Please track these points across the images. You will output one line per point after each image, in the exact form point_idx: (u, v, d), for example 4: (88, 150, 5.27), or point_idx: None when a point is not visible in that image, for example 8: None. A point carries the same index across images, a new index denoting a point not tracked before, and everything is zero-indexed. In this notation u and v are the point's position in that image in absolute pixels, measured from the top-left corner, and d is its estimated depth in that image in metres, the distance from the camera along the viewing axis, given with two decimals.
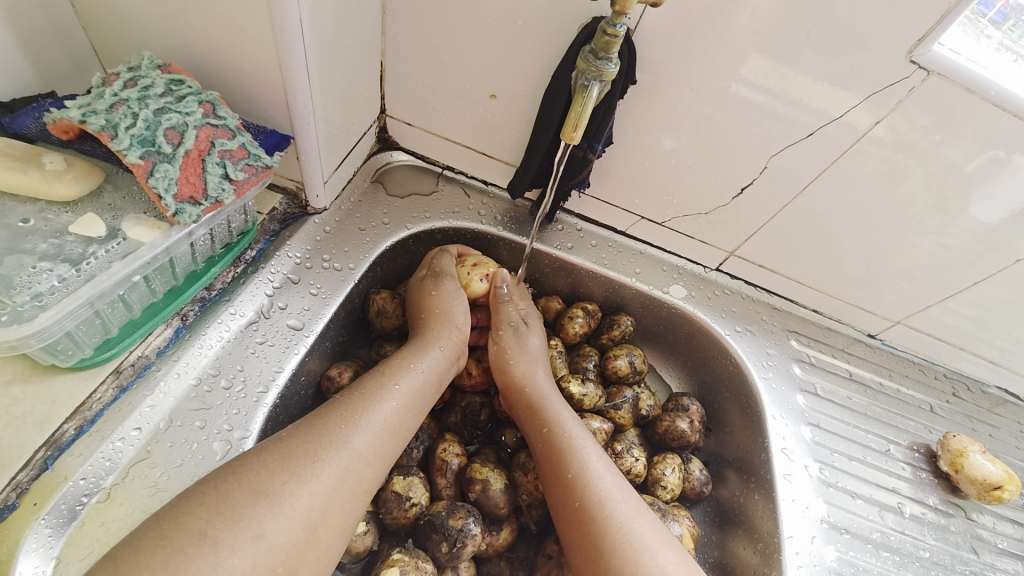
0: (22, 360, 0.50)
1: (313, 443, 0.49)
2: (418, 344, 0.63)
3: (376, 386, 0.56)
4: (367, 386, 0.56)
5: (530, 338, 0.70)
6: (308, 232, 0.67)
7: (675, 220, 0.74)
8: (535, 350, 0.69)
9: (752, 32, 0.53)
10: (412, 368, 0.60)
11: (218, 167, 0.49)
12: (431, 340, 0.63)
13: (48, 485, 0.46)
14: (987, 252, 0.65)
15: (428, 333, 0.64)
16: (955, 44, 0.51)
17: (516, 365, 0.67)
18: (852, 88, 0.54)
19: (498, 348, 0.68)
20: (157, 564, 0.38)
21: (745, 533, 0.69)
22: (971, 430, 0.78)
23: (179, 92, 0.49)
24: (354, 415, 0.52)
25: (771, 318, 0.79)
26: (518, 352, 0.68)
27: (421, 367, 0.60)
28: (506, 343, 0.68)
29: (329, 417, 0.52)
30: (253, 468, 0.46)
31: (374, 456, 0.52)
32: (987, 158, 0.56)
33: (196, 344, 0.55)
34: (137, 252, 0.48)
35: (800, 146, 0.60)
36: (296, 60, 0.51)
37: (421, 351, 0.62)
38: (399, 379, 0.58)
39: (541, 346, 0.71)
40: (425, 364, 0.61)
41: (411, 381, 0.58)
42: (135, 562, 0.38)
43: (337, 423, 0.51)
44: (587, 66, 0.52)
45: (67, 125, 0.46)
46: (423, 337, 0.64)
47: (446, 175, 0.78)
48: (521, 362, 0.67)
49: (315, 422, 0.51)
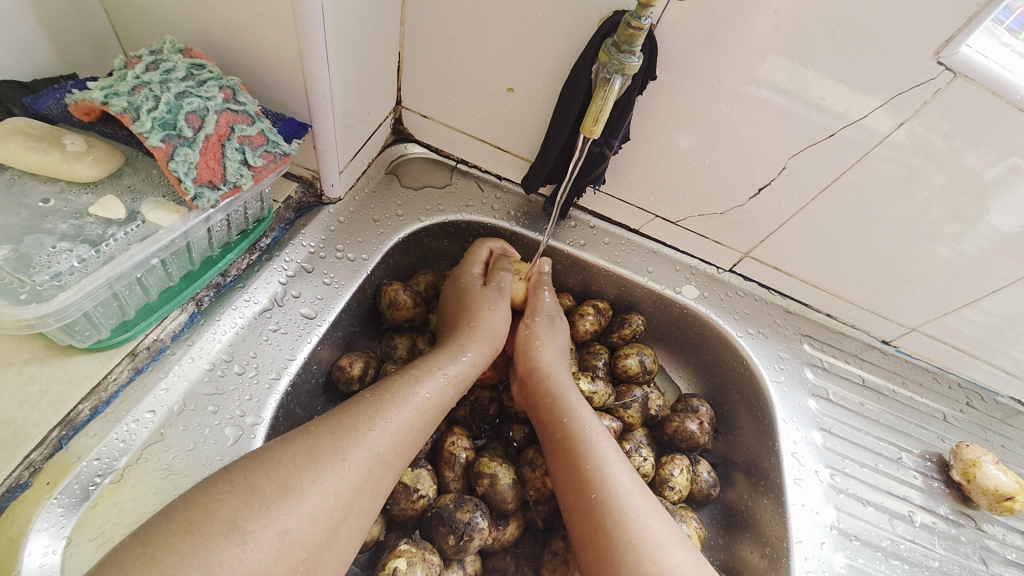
0: (40, 339, 0.50)
1: (341, 442, 0.49)
2: (453, 348, 0.63)
3: (405, 392, 0.56)
4: (396, 389, 0.55)
5: (555, 337, 0.70)
6: (323, 222, 0.67)
7: (689, 219, 0.73)
8: (560, 345, 0.70)
9: (776, 29, 0.52)
10: (444, 375, 0.59)
11: (237, 153, 0.49)
12: (466, 345, 0.63)
13: (61, 464, 0.46)
14: (1006, 261, 0.64)
15: (464, 337, 0.64)
16: (982, 47, 0.50)
17: (542, 356, 0.67)
18: (874, 90, 0.54)
19: (529, 332, 0.69)
20: (187, 550, 0.39)
21: (753, 537, 0.68)
22: (984, 440, 0.77)
23: (200, 76, 0.49)
24: (382, 418, 0.52)
25: (784, 321, 0.79)
26: (542, 353, 0.68)
27: (451, 373, 0.60)
28: (536, 328, 0.69)
29: (358, 421, 0.51)
30: (284, 462, 0.46)
31: (393, 457, 0.52)
32: (1008, 166, 0.55)
33: (211, 329, 0.56)
34: (156, 235, 0.48)
35: (821, 147, 0.59)
36: (316, 49, 0.51)
37: (456, 358, 0.62)
38: (428, 386, 0.57)
39: (565, 344, 0.70)
40: (456, 368, 0.61)
41: (438, 387, 0.58)
42: (165, 546, 0.39)
43: (365, 424, 0.51)
44: (609, 60, 0.51)
45: (89, 107, 0.46)
46: (457, 342, 0.63)
47: (460, 169, 0.78)
48: (547, 348, 0.68)
49: (340, 421, 0.51)
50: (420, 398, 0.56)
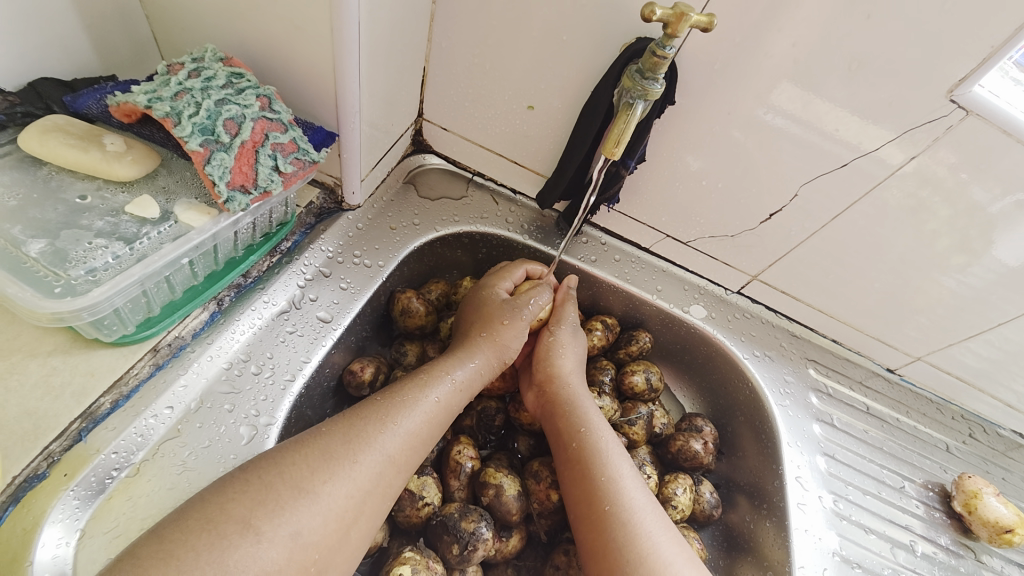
0: (65, 333, 0.51)
1: (353, 444, 0.50)
2: (462, 355, 0.63)
3: (414, 397, 0.56)
4: (405, 394, 0.56)
5: (575, 346, 0.71)
6: (342, 227, 0.68)
7: (700, 240, 0.75)
8: (578, 357, 0.70)
9: (793, 61, 0.54)
10: (453, 381, 0.60)
11: (270, 159, 0.51)
12: (475, 351, 0.64)
13: (80, 456, 0.47)
14: (1008, 294, 0.65)
15: (474, 343, 0.64)
16: (994, 87, 0.52)
17: (563, 364, 0.68)
18: (887, 124, 0.55)
19: (553, 340, 0.69)
20: (203, 548, 0.40)
21: (753, 561, 0.68)
22: (985, 472, 0.78)
23: (239, 85, 0.51)
24: (391, 422, 0.53)
25: (789, 345, 0.80)
26: (563, 362, 0.68)
27: (459, 380, 0.61)
28: (561, 336, 0.70)
29: (368, 422, 0.52)
30: (296, 463, 0.47)
31: (403, 467, 0.53)
32: (1014, 201, 0.57)
33: (229, 329, 0.57)
34: (187, 235, 0.49)
35: (833, 177, 0.61)
36: (350, 62, 0.53)
37: (464, 363, 0.62)
38: (437, 392, 0.58)
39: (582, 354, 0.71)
40: (464, 374, 0.61)
41: (447, 392, 0.59)
42: (183, 544, 0.40)
43: (375, 427, 0.52)
44: (633, 85, 0.53)
45: (130, 109, 0.48)
46: (467, 349, 0.64)
47: (476, 181, 0.79)
48: (568, 358, 0.69)
49: (353, 422, 0.51)
50: (429, 402, 0.57)
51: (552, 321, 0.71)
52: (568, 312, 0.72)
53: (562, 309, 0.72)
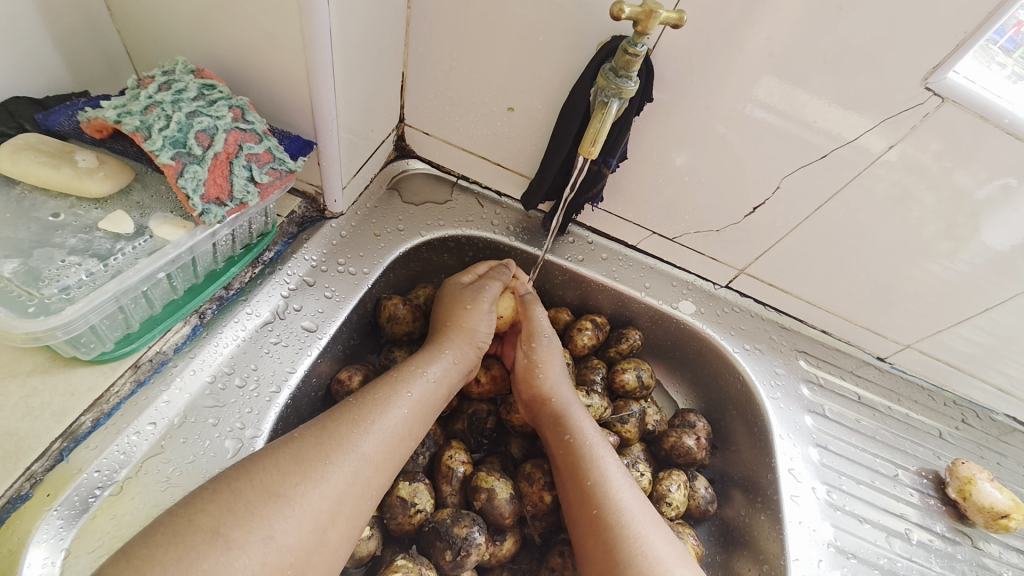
0: (43, 351, 0.51)
1: (324, 446, 0.50)
2: (434, 350, 0.63)
3: (388, 393, 0.56)
4: (379, 392, 0.56)
5: (554, 359, 0.68)
6: (325, 236, 0.68)
7: (686, 236, 0.75)
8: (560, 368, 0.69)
9: (768, 54, 0.54)
10: (426, 378, 0.60)
11: (245, 170, 0.51)
12: (446, 346, 0.64)
13: (62, 476, 0.46)
14: (996, 279, 0.65)
15: (445, 337, 0.65)
16: (970, 73, 0.52)
17: (546, 376, 0.67)
18: (864, 113, 0.55)
19: (529, 359, 0.68)
20: (169, 561, 0.39)
21: (750, 555, 0.68)
22: (980, 458, 0.78)
23: (211, 96, 0.51)
24: (365, 420, 0.53)
25: (779, 337, 0.79)
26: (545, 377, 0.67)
27: (432, 375, 0.61)
28: (537, 354, 0.68)
29: (340, 424, 0.52)
30: (266, 469, 0.46)
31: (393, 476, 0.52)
32: (998, 185, 0.57)
33: (212, 342, 0.56)
34: (163, 250, 0.49)
35: (814, 167, 0.61)
36: (323, 70, 0.52)
37: (436, 358, 0.62)
38: (411, 387, 0.58)
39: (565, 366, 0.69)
40: (438, 371, 0.61)
41: (422, 389, 0.58)
42: (149, 558, 0.39)
43: (368, 443, 0.51)
44: (607, 83, 0.53)
45: (101, 124, 0.48)
46: (438, 343, 0.64)
47: (461, 184, 0.79)
48: (550, 370, 0.67)
49: (327, 424, 0.52)
50: (404, 399, 0.56)
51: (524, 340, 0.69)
52: (538, 323, 0.69)
53: (531, 321, 0.69)
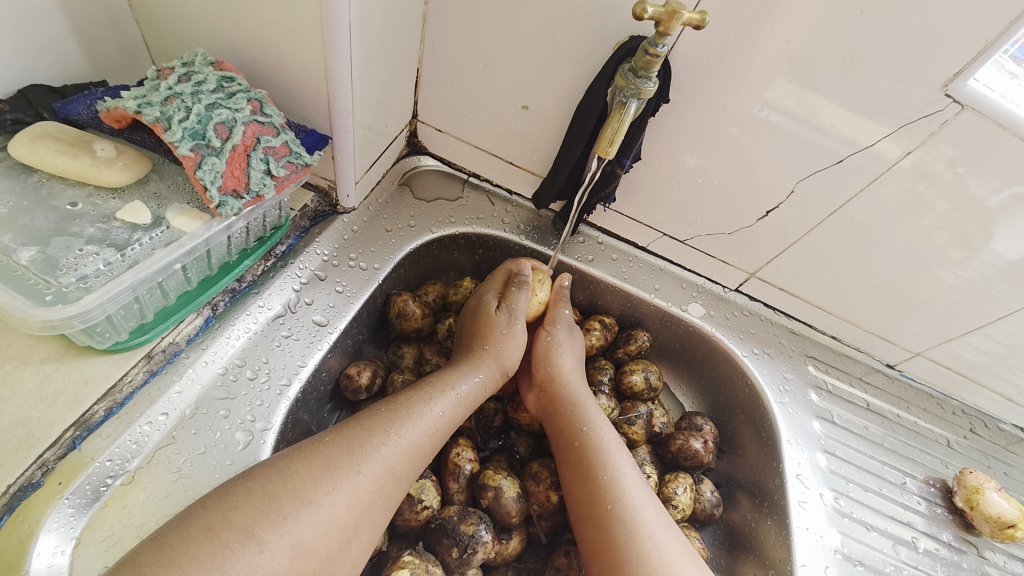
0: (58, 340, 0.51)
1: (355, 455, 0.50)
2: (466, 367, 0.63)
3: (419, 409, 0.56)
4: (410, 406, 0.56)
5: (572, 345, 0.70)
6: (336, 230, 0.68)
7: (697, 238, 0.74)
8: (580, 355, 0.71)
9: (786, 57, 0.54)
10: (456, 395, 0.60)
11: (262, 163, 0.51)
12: (479, 363, 0.64)
13: (74, 464, 0.46)
14: (1008, 288, 0.65)
15: (478, 356, 0.64)
16: (989, 81, 0.51)
17: (563, 360, 0.68)
18: (881, 118, 0.55)
19: (550, 340, 0.69)
20: (205, 557, 0.39)
21: (755, 559, 0.68)
22: (988, 467, 0.77)
23: (230, 88, 0.51)
24: (395, 433, 0.53)
25: (788, 342, 0.79)
26: (563, 361, 0.68)
27: (461, 390, 0.61)
28: (558, 336, 0.70)
29: (373, 434, 0.52)
30: (297, 470, 0.47)
31: (403, 472, 0.52)
32: (1011, 194, 0.57)
33: (224, 334, 0.56)
34: (179, 241, 0.49)
35: (828, 173, 0.61)
36: (341, 65, 0.52)
37: (468, 376, 0.62)
38: (441, 403, 0.58)
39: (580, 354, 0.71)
40: (467, 388, 0.61)
41: (449, 406, 0.59)
42: (183, 551, 0.39)
43: (377, 436, 0.51)
44: (625, 84, 0.53)
45: (120, 115, 0.48)
46: (471, 361, 0.64)
47: (472, 182, 0.79)
48: (568, 356, 0.69)
49: (359, 434, 0.51)
50: (432, 415, 0.56)
51: (546, 322, 0.71)
52: (563, 311, 0.71)
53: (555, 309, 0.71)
